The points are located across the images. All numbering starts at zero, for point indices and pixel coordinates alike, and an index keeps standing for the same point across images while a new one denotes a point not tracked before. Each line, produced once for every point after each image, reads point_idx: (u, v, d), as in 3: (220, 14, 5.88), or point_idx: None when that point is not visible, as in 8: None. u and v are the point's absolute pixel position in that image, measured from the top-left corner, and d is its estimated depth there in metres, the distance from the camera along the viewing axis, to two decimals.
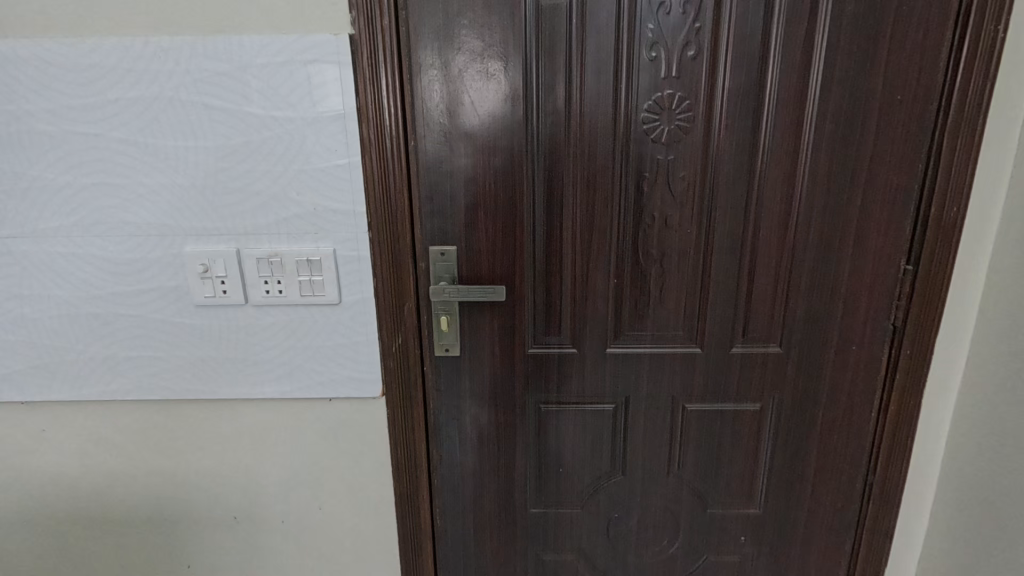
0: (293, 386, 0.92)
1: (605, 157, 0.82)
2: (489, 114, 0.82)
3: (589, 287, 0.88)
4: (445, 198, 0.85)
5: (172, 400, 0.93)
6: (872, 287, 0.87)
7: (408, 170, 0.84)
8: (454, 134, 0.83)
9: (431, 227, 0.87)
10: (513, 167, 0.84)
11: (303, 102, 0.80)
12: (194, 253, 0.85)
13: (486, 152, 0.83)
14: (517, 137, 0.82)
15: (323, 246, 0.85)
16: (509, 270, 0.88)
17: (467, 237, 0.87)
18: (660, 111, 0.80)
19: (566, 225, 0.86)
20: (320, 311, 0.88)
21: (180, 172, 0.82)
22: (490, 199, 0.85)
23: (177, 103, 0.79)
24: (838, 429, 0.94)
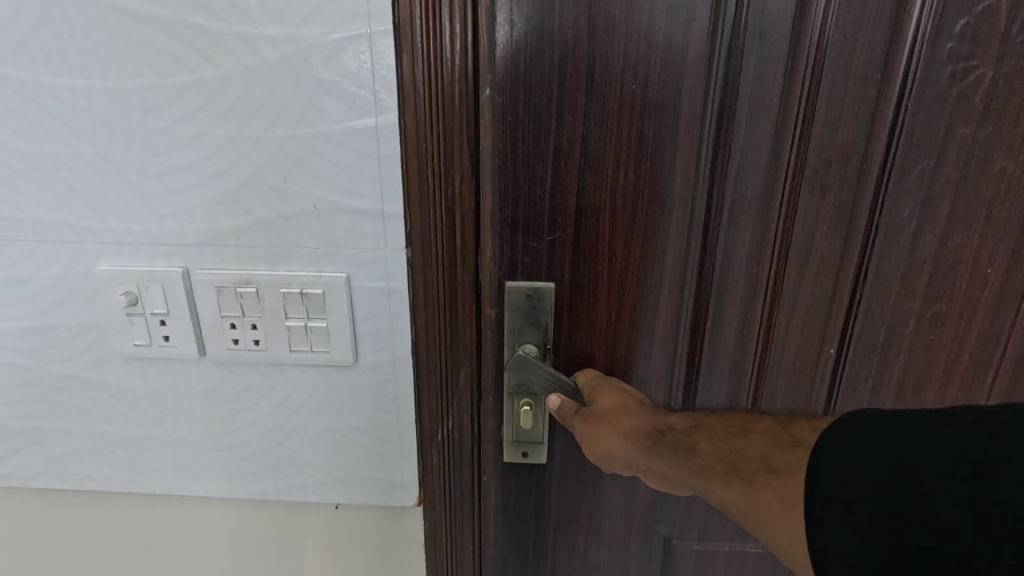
0: (280, 485, 0.58)
1: (863, 129, 0.45)
2: (642, 47, 0.44)
3: (784, 361, 0.52)
4: (544, 202, 0.48)
5: (97, 492, 0.60)
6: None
7: (478, 145, 0.46)
8: (570, 86, 0.45)
9: (515, 250, 0.49)
10: (675, 150, 0.46)
11: (293, 8, 0.43)
12: (114, 276, 0.50)
13: (631, 120, 0.45)
14: (687, 92, 0.44)
15: (327, 269, 0.50)
16: (647, 328, 0.51)
17: (576, 269, 0.50)
18: (985, 44, 0.43)
19: (760, 257, 0.49)
20: (321, 376, 0.53)
21: (80, 136, 0.47)
22: (625, 207, 0.48)
23: (65, 7, 0.43)
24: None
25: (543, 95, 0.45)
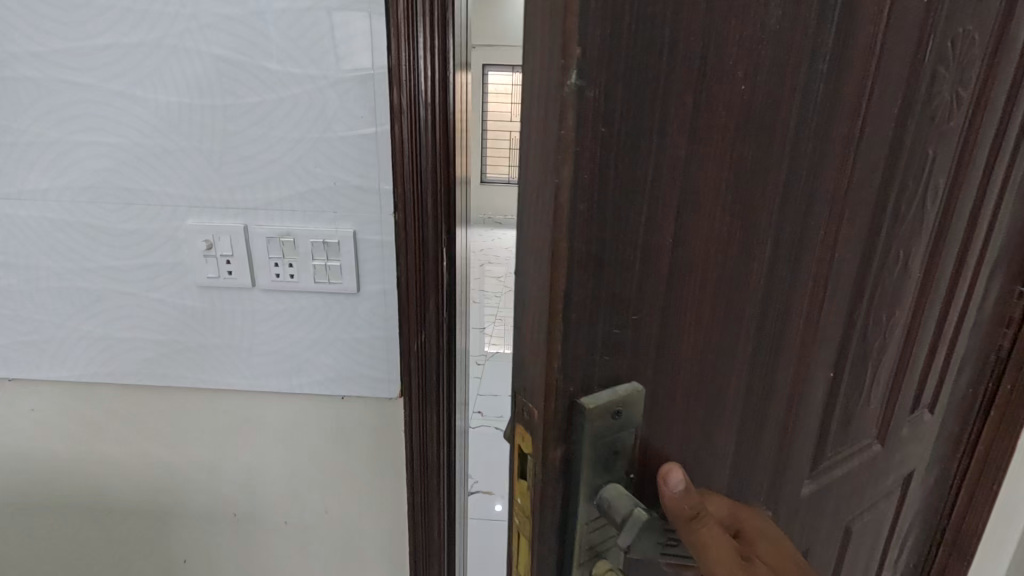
0: (302, 381, 0.83)
1: (883, 140, 0.49)
2: (740, 90, 0.36)
3: (816, 384, 0.54)
4: (633, 269, 0.36)
5: (170, 387, 0.85)
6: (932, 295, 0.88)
7: (446, 173, 0.73)
8: (667, 126, 0.34)
9: (606, 345, 0.37)
10: (776, 204, 0.41)
11: (325, 58, 0.69)
12: (198, 228, 0.75)
13: (735, 171, 0.38)
14: (787, 136, 0.40)
15: (342, 227, 0.75)
16: (729, 401, 0.46)
17: (666, 355, 0.40)
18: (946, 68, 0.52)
19: (817, 295, 0.49)
20: (335, 301, 0.78)
21: (183, 134, 0.72)
22: (708, 267, 0.39)
23: (181, 53, 0.68)
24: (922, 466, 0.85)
25: (638, 131, 0.33)
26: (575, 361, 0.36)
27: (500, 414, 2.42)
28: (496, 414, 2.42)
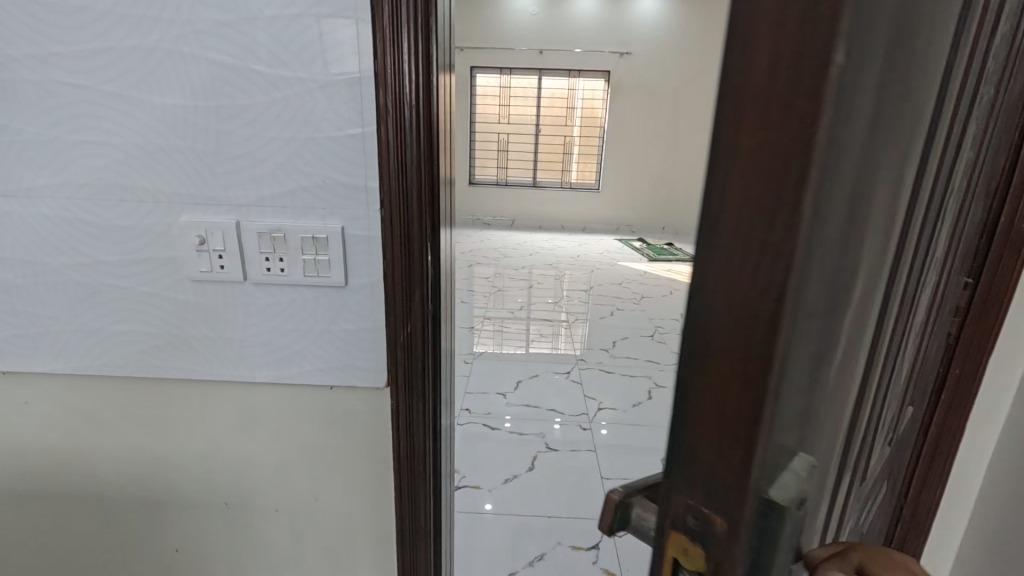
0: (292, 372, 0.86)
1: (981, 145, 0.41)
2: (954, 73, 0.26)
3: (892, 426, 0.47)
4: (841, 328, 0.26)
5: (163, 379, 0.88)
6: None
7: (429, 171, 0.78)
8: (918, 106, 0.23)
9: (801, 434, 0.26)
10: (943, 206, 0.33)
11: (314, 62, 0.72)
12: (191, 224, 0.78)
13: (940, 166, 0.28)
14: (960, 133, 0.31)
15: (330, 223, 0.79)
16: (863, 457, 0.38)
17: (844, 422, 0.30)
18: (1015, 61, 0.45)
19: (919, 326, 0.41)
20: (324, 294, 0.82)
21: (177, 134, 0.75)
22: (882, 313, 0.29)
23: (176, 57, 0.72)
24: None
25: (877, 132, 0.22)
26: (778, 454, 0.26)
27: (488, 411, 2.46)
28: (483, 411, 2.46)
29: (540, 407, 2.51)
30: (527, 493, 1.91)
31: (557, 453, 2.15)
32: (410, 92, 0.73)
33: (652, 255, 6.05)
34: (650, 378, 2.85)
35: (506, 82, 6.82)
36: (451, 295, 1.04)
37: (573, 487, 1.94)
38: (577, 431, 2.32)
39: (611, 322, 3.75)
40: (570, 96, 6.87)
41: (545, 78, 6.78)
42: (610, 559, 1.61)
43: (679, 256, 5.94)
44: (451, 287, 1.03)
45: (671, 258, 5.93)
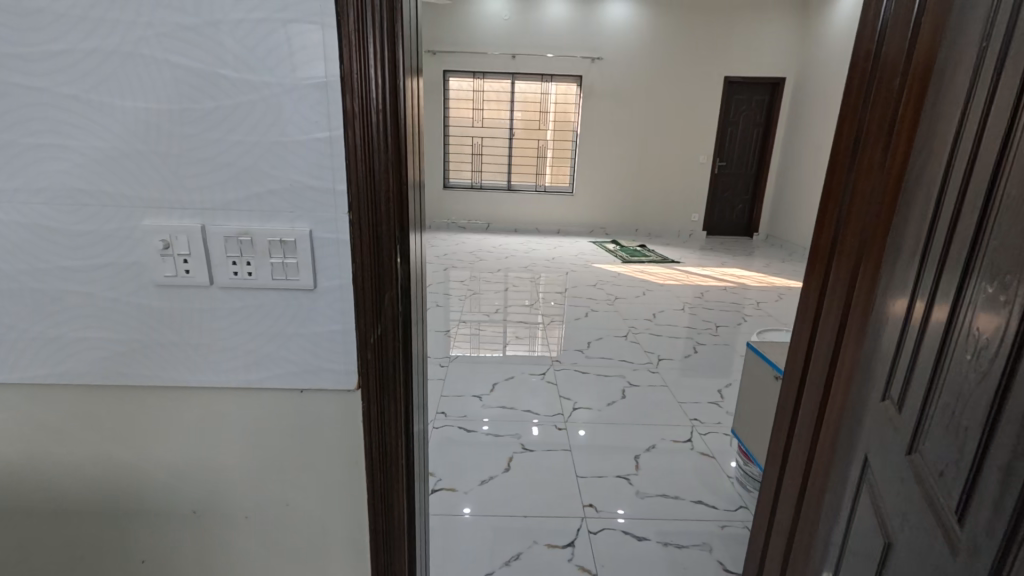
0: (261, 376, 0.86)
1: None
2: None
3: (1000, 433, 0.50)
4: None
5: (127, 385, 0.86)
6: (838, 275, 1.00)
7: (397, 174, 0.79)
8: None
9: None
10: None
11: (280, 66, 0.73)
12: (155, 228, 0.77)
13: None
14: None
15: (298, 226, 0.79)
16: None
17: None
18: None
19: None
20: (293, 297, 0.82)
21: (140, 138, 0.74)
22: None
23: (137, 60, 0.71)
24: (831, 423, 0.99)
25: None
26: None
27: (464, 413, 2.46)
28: (459, 414, 2.46)
29: (515, 408, 2.52)
30: (503, 493, 1.93)
31: (533, 453, 2.17)
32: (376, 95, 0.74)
33: (625, 256, 6.14)
34: (624, 378, 2.90)
35: (479, 86, 6.84)
36: (423, 295, 1.06)
37: (549, 486, 1.97)
38: (552, 431, 2.34)
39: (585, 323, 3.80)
40: (543, 100, 6.93)
41: (518, 82, 6.82)
42: (586, 556, 1.64)
43: (652, 258, 6.04)
44: (422, 288, 1.04)
45: (644, 259, 6.03)
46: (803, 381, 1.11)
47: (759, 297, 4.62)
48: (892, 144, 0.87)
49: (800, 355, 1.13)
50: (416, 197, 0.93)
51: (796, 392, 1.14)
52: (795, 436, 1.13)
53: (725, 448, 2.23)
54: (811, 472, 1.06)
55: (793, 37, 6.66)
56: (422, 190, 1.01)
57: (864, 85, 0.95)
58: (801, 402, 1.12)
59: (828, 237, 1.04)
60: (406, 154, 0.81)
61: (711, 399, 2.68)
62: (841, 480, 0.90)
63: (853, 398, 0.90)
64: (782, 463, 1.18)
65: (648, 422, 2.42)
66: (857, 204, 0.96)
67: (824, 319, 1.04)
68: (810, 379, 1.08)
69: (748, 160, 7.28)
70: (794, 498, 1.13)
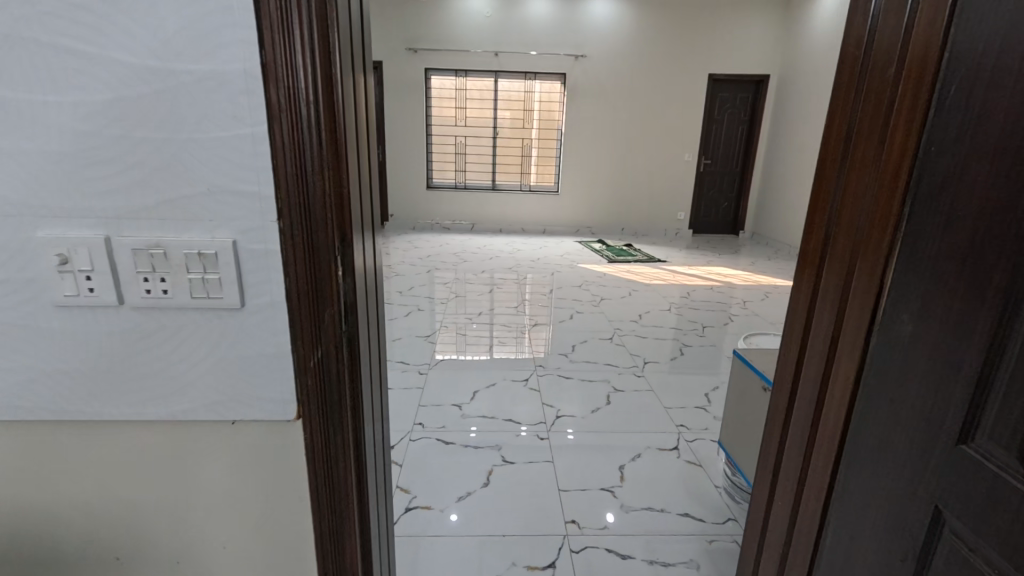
0: (186, 406, 0.76)
1: None
2: None
3: None
4: None
5: (29, 421, 0.75)
6: (829, 282, 0.92)
7: (334, 176, 0.69)
8: None
9: None
10: None
11: (190, 50, 0.62)
12: (49, 240, 0.66)
13: None
14: None
15: (219, 237, 0.68)
16: None
17: None
18: None
19: None
20: (217, 317, 0.72)
21: (27, 135, 0.63)
22: None
23: (18, 43, 0.60)
24: (827, 444, 0.90)
25: None
26: None
27: (443, 424, 2.36)
28: (438, 425, 2.36)
29: (496, 418, 2.43)
30: (483, 510, 1.83)
31: (515, 465, 2.07)
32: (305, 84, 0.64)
33: (612, 256, 6.07)
34: (609, 382, 2.82)
35: (462, 84, 6.72)
36: (377, 307, 0.96)
37: (530, 502, 1.87)
38: (535, 441, 2.25)
39: (571, 326, 3.71)
40: (527, 98, 6.83)
41: (501, 80, 6.72)
42: None
43: (639, 258, 5.99)
44: (375, 299, 0.94)
45: (630, 258, 5.97)
46: (794, 395, 1.02)
47: (745, 296, 4.57)
48: (885, 141, 0.79)
49: (789, 367, 1.04)
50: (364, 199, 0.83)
51: (785, 406, 1.05)
52: (786, 452, 1.04)
53: (712, 456, 2.15)
54: (804, 493, 0.97)
55: (777, 34, 6.64)
56: (373, 192, 0.91)
57: (851, 75, 0.87)
58: (790, 417, 1.04)
59: (818, 239, 0.96)
60: (347, 153, 0.71)
61: (698, 403, 2.61)
62: (873, 526, 0.78)
63: (864, 424, 0.80)
64: (772, 480, 1.10)
65: (633, 430, 2.34)
66: (848, 207, 0.87)
67: (815, 330, 0.96)
68: (800, 393, 1.00)
69: (733, 158, 7.26)
70: (785, 520, 1.05)
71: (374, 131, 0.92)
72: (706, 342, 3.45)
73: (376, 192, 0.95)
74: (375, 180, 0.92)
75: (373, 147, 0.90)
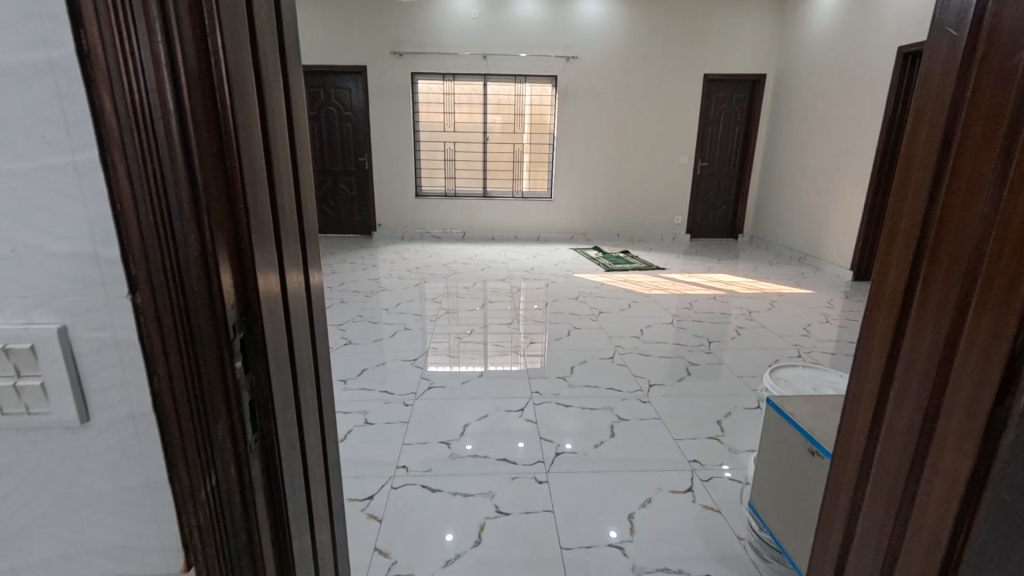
0: (15, 559, 0.52)
1: None
2: None
3: None
4: None
5: None
6: (918, 339, 0.68)
7: (216, 224, 0.45)
8: None
9: None
10: None
11: None
12: None
13: None
14: None
15: (35, 321, 0.45)
16: None
17: None
18: None
19: None
20: (48, 435, 0.49)
21: None
22: None
23: None
24: (927, 558, 0.67)
25: None
26: None
27: (429, 468, 2.11)
28: (424, 468, 2.11)
29: (488, 457, 2.19)
30: None
31: (510, 517, 1.83)
32: (161, 88, 0.41)
33: (608, 264, 5.85)
34: (611, 411, 2.58)
35: (450, 88, 6.50)
36: (312, 383, 0.72)
37: (528, 563, 1.64)
38: (532, 486, 2.01)
39: (568, 344, 3.48)
40: (517, 102, 6.62)
41: (490, 84, 6.52)
42: None
43: (636, 265, 5.77)
44: (308, 372, 0.70)
45: (627, 266, 5.75)
46: (863, 477, 0.80)
47: (749, 306, 4.36)
48: (1016, 156, 0.56)
49: (855, 438, 0.81)
50: (284, 249, 0.60)
51: (851, 489, 0.82)
52: (855, 548, 0.82)
53: (731, 499, 1.93)
54: None
55: (771, 33, 6.47)
56: (302, 232, 0.67)
57: (950, 66, 0.64)
58: (859, 506, 0.80)
59: (897, 277, 0.73)
60: (244, 189, 0.48)
61: (710, 433, 2.38)
62: None
63: (998, 550, 0.60)
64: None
65: (640, 469, 2.11)
66: (949, 241, 0.64)
67: (895, 398, 0.73)
68: (872, 475, 0.77)
69: (730, 160, 7.07)
70: None
71: (304, 151, 0.68)
72: (713, 359, 3.23)
73: (313, 231, 0.72)
74: (306, 217, 0.68)
75: (300, 172, 0.66)
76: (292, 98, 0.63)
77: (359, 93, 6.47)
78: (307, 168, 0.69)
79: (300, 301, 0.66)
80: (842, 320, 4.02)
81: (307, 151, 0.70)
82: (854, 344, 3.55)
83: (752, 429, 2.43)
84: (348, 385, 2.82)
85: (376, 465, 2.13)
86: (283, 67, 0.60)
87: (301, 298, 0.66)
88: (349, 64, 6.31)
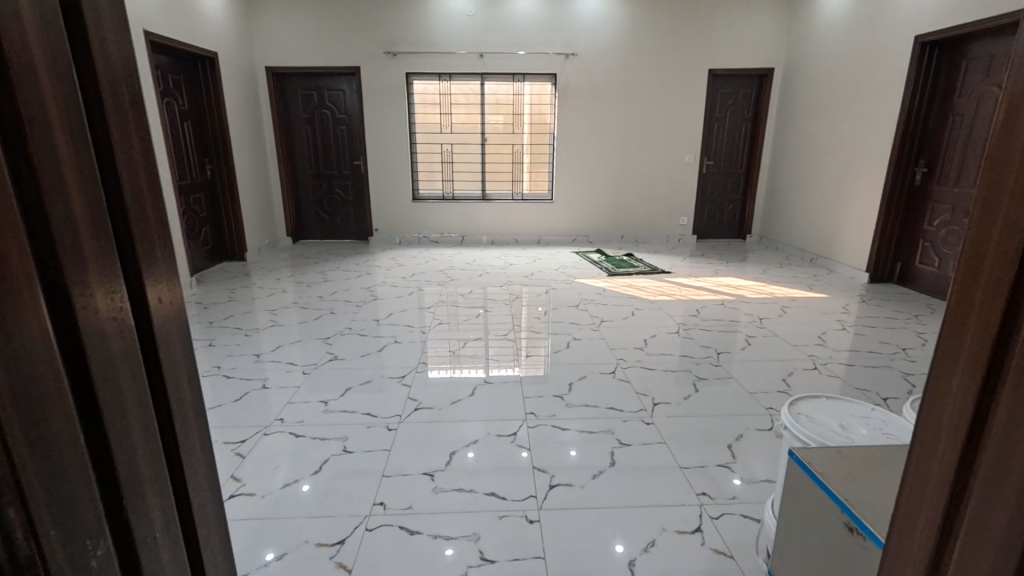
0: None
1: None
2: None
3: None
4: None
5: None
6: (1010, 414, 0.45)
7: None
8: None
9: None
10: None
11: None
12: None
13: None
14: None
15: None
16: None
17: None
18: None
19: None
20: None
21: None
22: None
23: None
24: None
25: None
26: None
27: (409, 505, 1.92)
28: (403, 505, 1.92)
29: (475, 492, 1.99)
30: None
31: (496, 565, 1.64)
32: None
33: (611, 267, 5.64)
34: (612, 434, 2.37)
35: (446, 88, 6.32)
36: (168, 468, 0.51)
37: None
38: (522, 526, 1.81)
39: (567, 356, 3.28)
40: (515, 102, 6.43)
41: (488, 83, 6.33)
42: None
43: (640, 269, 5.55)
44: (157, 455, 0.49)
45: (630, 270, 5.53)
46: None
47: (759, 312, 4.14)
48: None
49: (916, 541, 0.58)
50: (73, 292, 0.38)
51: None
52: None
53: (744, 542, 1.73)
54: None
55: (778, 26, 6.24)
56: (134, 259, 0.45)
57: None
58: None
59: (980, 317, 0.49)
60: None
61: (720, 460, 2.18)
62: None
63: None
64: None
65: (643, 505, 1.91)
66: None
67: (976, 494, 0.49)
68: None
69: (737, 157, 6.83)
70: None
71: (134, 139, 0.46)
72: (722, 373, 3.01)
73: (166, 264, 0.50)
74: (146, 252, 0.47)
75: (123, 169, 0.44)
76: (100, 69, 0.41)
77: (353, 95, 6.31)
78: (144, 165, 0.47)
79: (124, 364, 0.44)
80: (858, 327, 3.80)
81: (143, 139, 0.48)
82: (872, 353, 3.33)
83: (766, 454, 2.22)
84: (329, 407, 2.63)
85: (352, 502, 1.94)
86: (66, 20, 0.39)
87: (129, 357, 0.44)
88: (342, 65, 6.14)
